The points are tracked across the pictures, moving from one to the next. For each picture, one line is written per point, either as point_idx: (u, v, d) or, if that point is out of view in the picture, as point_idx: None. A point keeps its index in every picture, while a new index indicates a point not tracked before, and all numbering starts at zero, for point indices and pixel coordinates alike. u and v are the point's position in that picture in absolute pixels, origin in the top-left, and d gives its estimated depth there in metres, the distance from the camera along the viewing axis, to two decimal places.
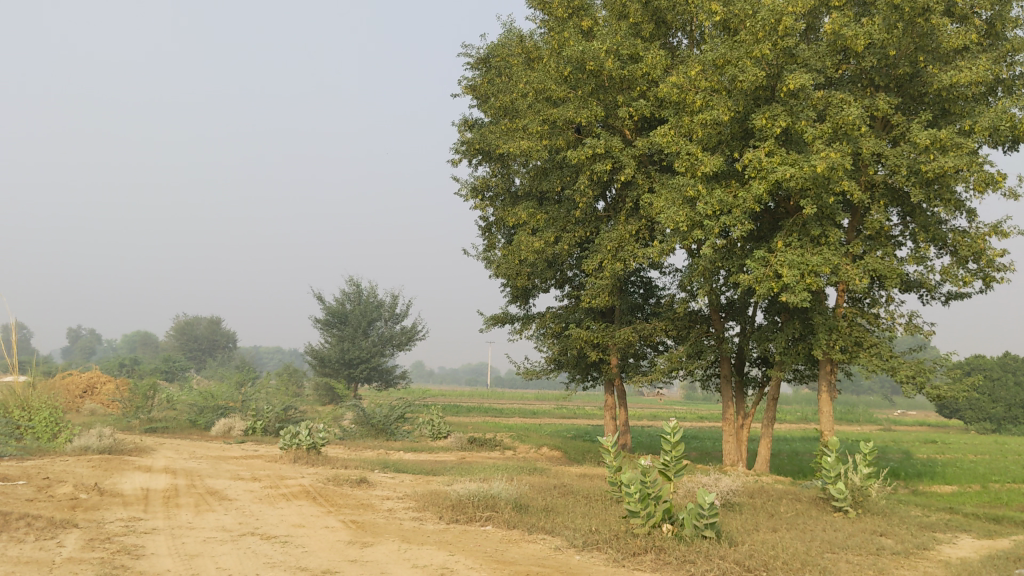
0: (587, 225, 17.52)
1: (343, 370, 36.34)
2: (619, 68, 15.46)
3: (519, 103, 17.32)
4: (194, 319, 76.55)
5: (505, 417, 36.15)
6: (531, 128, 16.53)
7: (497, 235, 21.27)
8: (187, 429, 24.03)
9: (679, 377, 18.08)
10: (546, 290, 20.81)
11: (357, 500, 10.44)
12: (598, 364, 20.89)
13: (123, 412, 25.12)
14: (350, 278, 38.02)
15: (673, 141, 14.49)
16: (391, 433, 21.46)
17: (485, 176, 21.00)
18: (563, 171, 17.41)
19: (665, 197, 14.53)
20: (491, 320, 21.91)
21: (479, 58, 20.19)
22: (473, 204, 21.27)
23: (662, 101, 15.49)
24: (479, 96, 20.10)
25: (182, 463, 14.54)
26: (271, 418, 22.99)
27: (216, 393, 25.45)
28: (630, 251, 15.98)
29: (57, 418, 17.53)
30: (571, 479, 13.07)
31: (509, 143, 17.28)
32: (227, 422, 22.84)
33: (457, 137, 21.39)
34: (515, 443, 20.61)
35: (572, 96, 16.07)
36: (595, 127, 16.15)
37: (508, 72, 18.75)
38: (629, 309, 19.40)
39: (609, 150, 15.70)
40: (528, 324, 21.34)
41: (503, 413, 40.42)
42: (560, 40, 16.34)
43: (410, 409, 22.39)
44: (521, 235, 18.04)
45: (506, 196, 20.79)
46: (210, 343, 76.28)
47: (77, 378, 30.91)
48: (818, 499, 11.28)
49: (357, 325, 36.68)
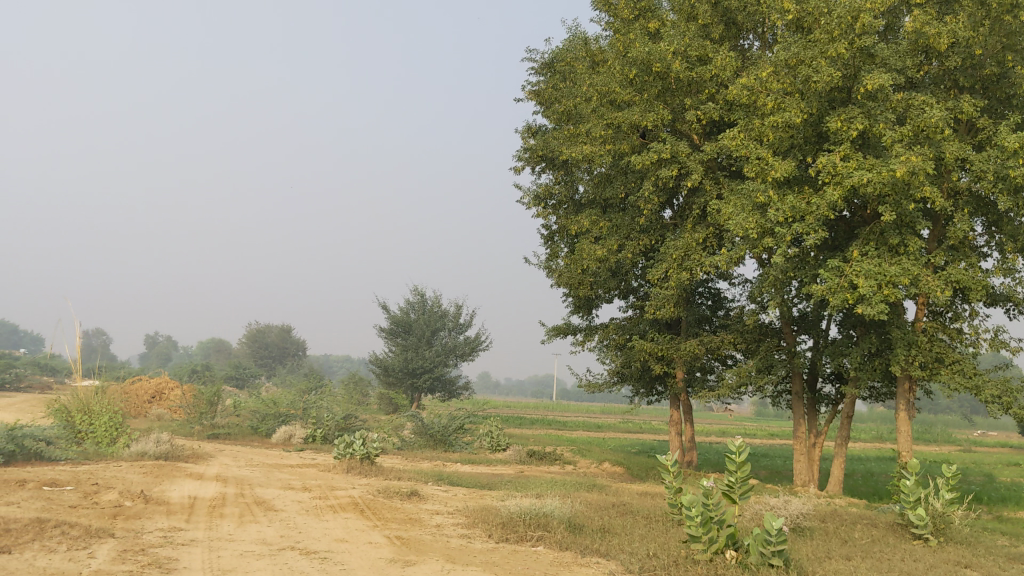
0: (652, 233, 16.94)
1: (406, 379, 36.16)
2: (687, 71, 14.92)
3: (582, 108, 16.85)
4: (265, 326, 77.52)
5: (569, 430, 35.59)
6: (595, 132, 16.04)
7: (560, 244, 20.80)
8: (248, 436, 23.98)
9: (748, 393, 17.37)
10: (610, 301, 20.26)
11: (406, 515, 10.06)
12: (663, 377, 20.26)
13: (187, 417, 25.25)
14: (414, 287, 37.87)
15: (743, 145, 13.86)
16: (450, 444, 21.09)
17: (549, 183, 20.59)
18: (628, 177, 16.88)
19: (733, 204, 13.90)
20: (553, 331, 21.44)
21: (543, 62, 19.79)
22: (536, 212, 20.86)
23: (732, 104, 14.87)
24: (543, 102, 19.68)
25: (236, 470, 14.33)
26: (331, 427, 22.84)
27: (279, 400, 25.41)
28: (696, 259, 15.37)
29: (117, 422, 17.42)
30: (631, 498, 12.50)
31: (573, 148, 16.82)
32: (287, 429, 22.77)
33: (521, 144, 21.00)
34: (576, 457, 20.05)
35: (638, 99, 15.54)
36: (661, 132, 15.59)
37: (572, 77, 18.30)
38: (696, 321, 18.75)
39: (675, 155, 15.12)
40: (591, 335, 20.81)
41: (568, 426, 39.83)
42: (625, 42, 15.84)
43: (470, 420, 22.01)
44: (584, 243, 17.55)
45: (569, 204, 20.32)
46: (280, 351, 77.17)
47: (145, 383, 31.27)
48: (895, 526, 10.54)
49: (421, 335, 36.48)
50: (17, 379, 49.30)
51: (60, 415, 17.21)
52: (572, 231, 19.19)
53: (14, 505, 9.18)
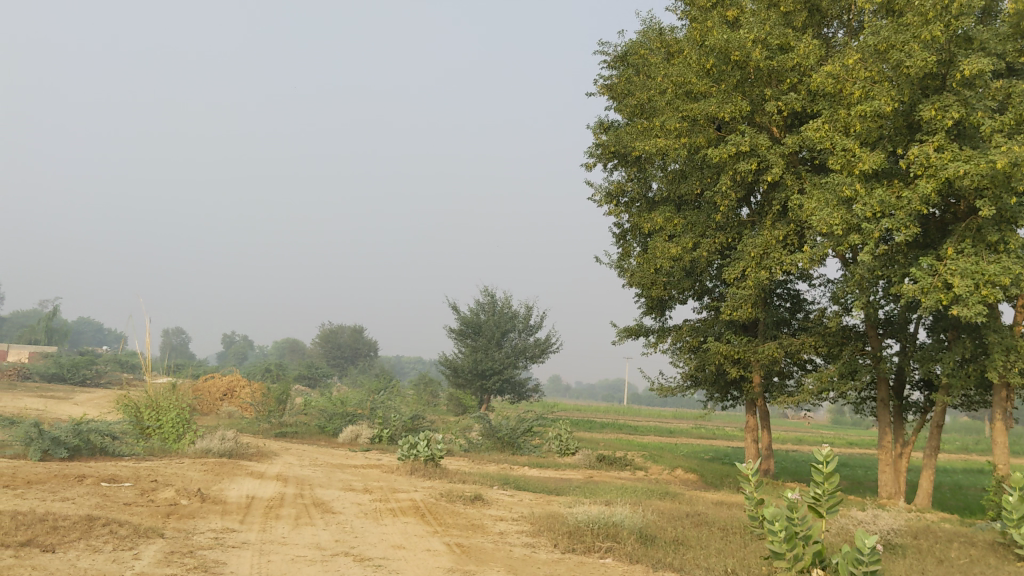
0: (729, 231, 16.21)
1: (476, 380, 35.86)
2: (767, 60, 14.20)
3: (657, 100, 16.23)
4: (338, 327, 78.23)
5: (641, 435, 34.85)
6: (669, 125, 15.41)
7: (632, 243, 20.19)
8: (316, 435, 23.85)
9: (830, 399, 16.52)
10: (683, 302, 19.59)
11: (468, 520, 9.60)
12: (739, 382, 19.49)
13: (256, 415, 25.26)
14: (484, 288, 37.52)
15: (828, 137, 13.08)
16: (518, 447, 20.59)
17: (621, 180, 20.00)
18: (704, 172, 16.18)
19: (817, 198, 13.13)
20: (625, 333, 20.83)
21: (616, 56, 19.23)
22: (607, 210, 20.29)
23: (815, 94, 14.08)
24: (615, 96, 19.11)
25: (298, 470, 14.05)
26: (398, 427, 22.58)
27: (347, 400, 25.24)
28: (776, 257, 14.62)
29: (184, 418, 17.34)
30: (706, 508, 11.83)
31: (646, 142, 16.21)
32: (354, 429, 22.58)
33: (592, 140, 20.46)
34: (647, 463, 19.38)
35: (715, 90, 14.85)
36: (739, 124, 14.88)
37: (646, 70, 17.69)
38: (774, 324, 17.96)
39: (755, 148, 14.40)
40: (664, 337, 20.15)
41: (641, 431, 39.06)
42: (702, 30, 15.19)
43: (538, 423, 21.46)
44: (657, 241, 16.93)
45: (642, 201, 19.70)
46: (353, 352, 77.77)
47: (217, 381, 31.50)
48: (996, 545, 9.70)
49: (491, 336, 36.10)
50: (97, 376, 50.43)
51: (128, 410, 17.19)
52: (644, 230, 18.58)
53: (68, 501, 8.98)
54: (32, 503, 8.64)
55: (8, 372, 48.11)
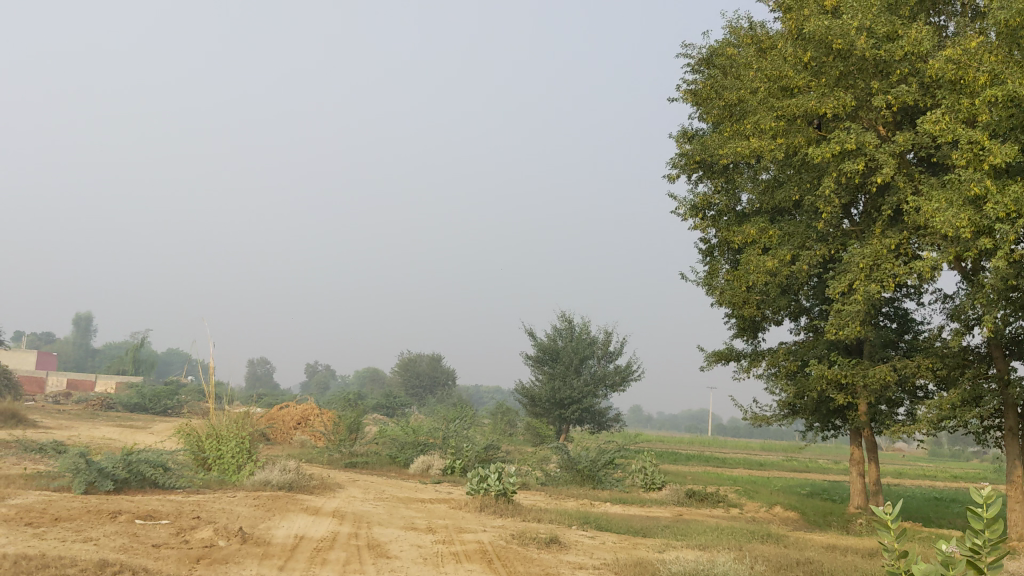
0: (832, 242, 14.64)
1: (554, 409, 34.53)
2: (874, 49, 12.68)
3: (748, 100, 14.84)
4: (416, 356, 77.62)
5: (731, 468, 33.00)
6: (762, 124, 14.01)
7: (719, 259, 18.75)
8: (387, 466, 22.73)
9: (950, 429, 14.74)
10: (778, 322, 18.07)
11: (542, 568, 8.29)
12: (842, 411, 17.81)
13: (327, 445, 24.31)
14: (562, 313, 36.18)
15: (949, 129, 11.51)
16: (599, 481, 19.12)
17: (706, 192, 18.63)
18: (801, 176, 14.64)
19: (938, 198, 11.52)
20: (714, 357, 19.30)
21: (700, 58, 17.91)
22: (692, 225, 18.88)
23: (932, 84, 12.50)
24: (700, 101, 17.78)
25: (358, 505, 12.88)
26: (472, 458, 21.36)
27: (419, 429, 24.08)
28: (887, 268, 13.04)
29: (245, 448, 16.36)
30: (816, 553, 10.29)
31: (737, 145, 14.79)
32: (426, 460, 21.41)
33: (675, 150, 19.13)
34: (741, 499, 17.77)
35: (815, 84, 13.40)
36: (843, 122, 13.35)
37: (733, 70, 16.31)
38: (882, 345, 16.29)
39: (861, 146, 12.88)
40: (757, 361, 18.57)
41: (729, 463, 37.11)
42: (798, 20, 13.78)
43: (621, 454, 19.96)
44: (750, 254, 15.46)
45: (731, 214, 18.26)
46: (432, 381, 76.91)
47: (291, 410, 30.74)
48: None
49: (569, 364, 34.75)
50: (179, 406, 50.52)
51: (189, 440, 16.31)
52: (735, 244, 17.13)
53: (91, 542, 7.98)
54: (47, 545, 7.64)
55: (93, 402, 48.55)
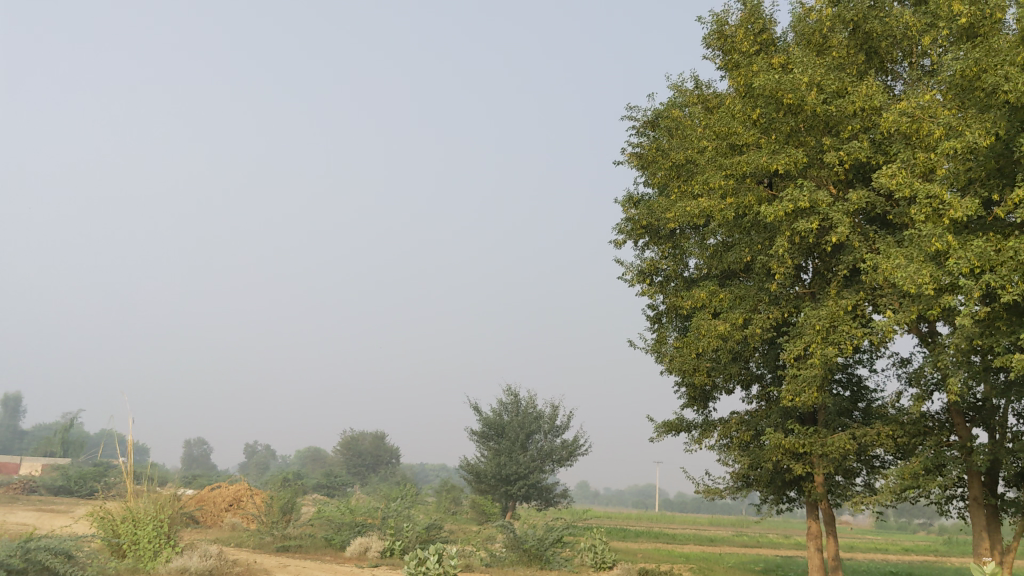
0: (784, 304, 14.09)
1: (499, 486, 33.25)
2: (825, 105, 12.33)
3: (696, 159, 14.41)
4: (359, 433, 75.66)
5: (681, 545, 32.05)
6: (711, 182, 13.54)
7: (668, 326, 18.16)
8: (321, 549, 21.36)
9: (912, 500, 14.10)
10: (728, 391, 17.47)
11: None
12: (798, 483, 17.13)
13: (259, 527, 22.85)
14: (507, 387, 35.34)
15: (906, 184, 11.10)
16: (547, 561, 18.03)
17: (653, 257, 18.13)
18: (752, 236, 14.15)
19: (898, 255, 11.06)
20: (664, 427, 18.56)
21: (645, 120, 17.56)
22: (640, 290, 18.30)
23: (885, 141, 12.16)
24: (646, 164, 17.37)
25: None
26: (412, 538, 20.14)
27: (356, 509, 22.77)
28: (845, 330, 12.51)
29: (163, 533, 15.02)
30: None
31: (686, 205, 14.29)
32: (363, 542, 20.16)
33: (621, 215, 18.64)
34: None
35: (765, 141, 12.99)
36: (795, 181, 12.91)
37: (680, 130, 15.96)
38: (837, 413, 15.73)
39: (815, 205, 12.43)
40: (709, 431, 17.87)
41: (680, 540, 36.14)
42: (746, 76, 13.47)
43: (569, 532, 18.95)
44: (701, 319, 14.86)
45: (679, 280, 17.73)
46: (375, 459, 74.88)
47: (222, 491, 29.15)
48: None
49: (515, 439, 33.76)
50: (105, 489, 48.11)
51: (103, 524, 14.95)
52: (685, 310, 16.57)
53: None
54: None
55: (14, 485, 46.07)
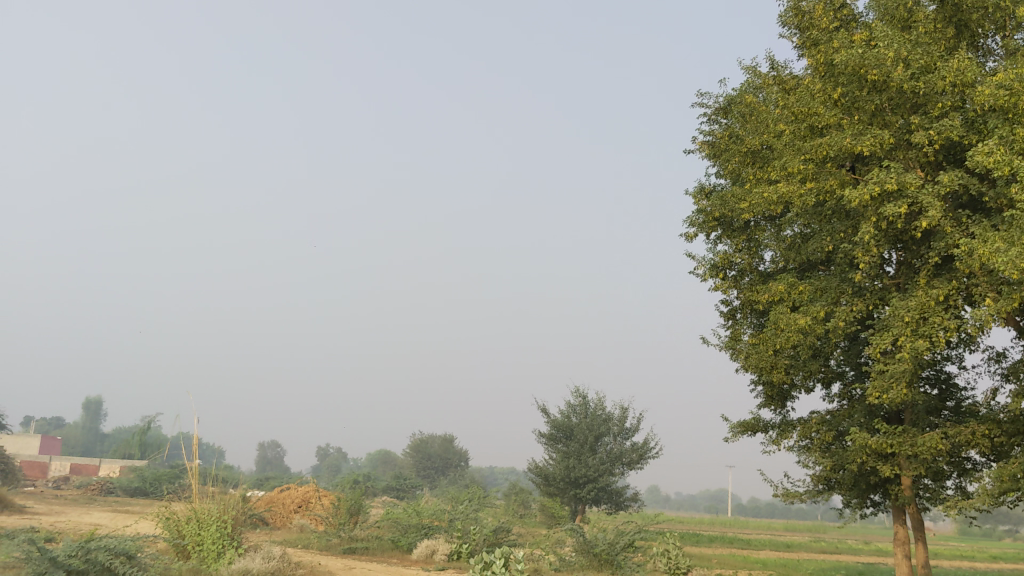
0: (869, 296, 13.30)
1: (569, 490, 32.71)
2: (912, 80, 11.55)
3: (773, 143, 13.71)
4: (429, 436, 75.69)
5: (757, 551, 31.02)
6: (789, 167, 12.85)
7: (743, 323, 17.43)
8: (388, 551, 21.01)
9: (1010, 504, 13.15)
10: (808, 390, 16.68)
11: None
12: (884, 486, 16.23)
13: (326, 528, 22.64)
14: (576, 389, 34.77)
15: (1004, 161, 10.27)
16: (619, 566, 17.43)
17: (727, 251, 17.42)
18: (835, 223, 13.38)
19: (997, 237, 10.22)
20: (740, 428, 17.80)
21: (717, 108, 16.88)
22: (713, 285, 17.60)
23: (980, 117, 11.32)
24: (718, 153, 16.68)
25: None
26: (479, 542, 19.70)
27: (423, 511, 22.37)
28: (936, 321, 11.70)
29: (228, 534, 14.79)
30: None
31: (763, 192, 13.61)
32: (430, 544, 19.78)
33: (693, 207, 17.97)
34: None
35: (848, 122, 12.26)
36: (880, 164, 12.13)
37: (753, 116, 15.26)
38: (926, 411, 14.83)
39: (903, 187, 11.65)
40: (788, 432, 17.06)
41: (756, 546, 35.07)
42: (826, 53, 12.75)
43: (641, 536, 18.30)
44: (780, 312, 14.13)
45: (754, 274, 17.00)
46: (444, 462, 74.78)
47: (291, 493, 29.09)
48: None
49: (583, 441, 33.17)
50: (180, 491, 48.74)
51: (168, 525, 14.83)
52: (761, 305, 15.85)
53: None
54: None
55: (93, 486, 46.92)
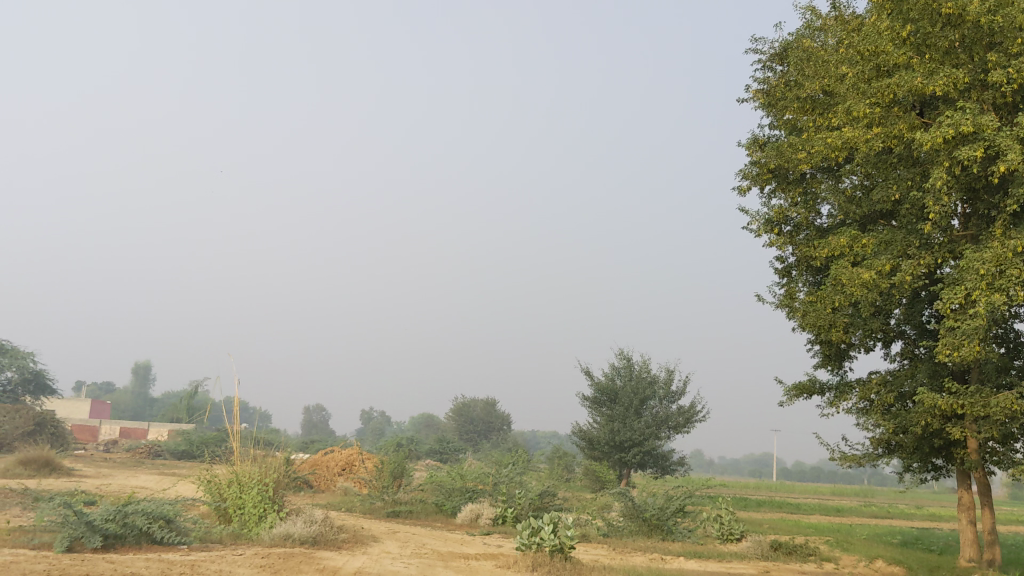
0: (938, 249, 12.51)
1: (614, 453, 32.27)
2: (990, 14, 10.69)
3: (835, 87, 12.89)
4: (472, 400, 75.64)
5: (808, 515, 30.31)
6: (854, 111, 12.07)
7: (798, 281, 16.68)
8: (432, 515, 20.71)
9: None
10: (867, 349, 15.93)
11: None
12: (948, 450, 15.48)
13: (370, 491, 22.39)
14: (621, 351, 34.17)
15: None
16: (669, 531, 16.97)
17: (782, 205, 16.64)
18: (902, 171, 12.58)
19: None
20: (794, 390, 17.12)
21: (773, 54, 16.04)
22: (767, 241, 16.85)
23: None
24: (773, 101, 15.87)
25: (387, 565, 11.18)
26: (525, 506, 19.29)
27: (467, 473, 21.98)
28: (1013, 274, 10.91)
29: (271, 498, 14.43)
30: None
31: (825, 139, 12.83)
32: (475, 508, 19.42)
33: (747, 160, 17.18)
34: (836, 552, 15.50)
35: (918, 61, 11.44)
36: (953, 105, 11.31)
37: (812, 60, 14.42)
38: (996, 371, 14.03)
39: (979, 130, 10.83)
40: (845, 394, 16.36)
41: (805, 510, 34.33)
42: None
43: (692, 501, 17.78)
44: (841, 267, 13.40)
45: (811, 229, 16.22)
46: (487, 426, 74.72)
47: (337, 456, 28.96)
48: None
49: (628, 405, 32.60)
50: None
51: (210, 488, 14.58)
52: (819, 261, 15.10)
53: None
54: None
55: (141, 450, 47.41)
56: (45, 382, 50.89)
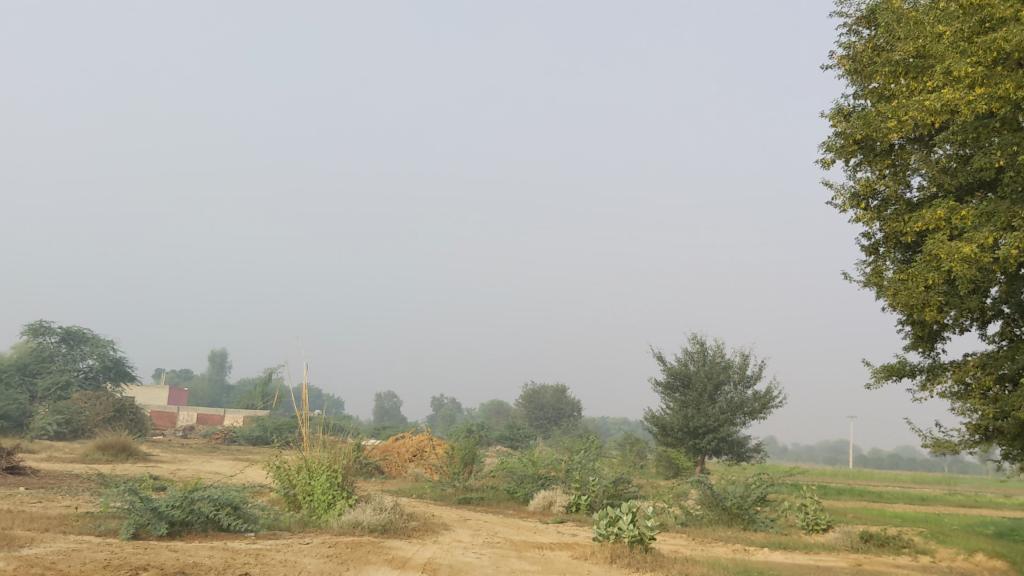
0: None
1: (687, 439, 31.50)
2: None
3: (931, 48, 12.03)
4: (542, 387, 75.20)
5: (892, 504, 29.13)
6: (954, 72, 11.22)
7: (887, 258, 15.75)
8: (504, 502, 20.32)
9: None
10: (963, 330, 14.96)
11: None
12: None
13: (441, 477, 22.12)
14: (694, 335, 33.34)
15: None
16: (750, 521, 16.23)
17: (869, 179, 15.73)
18: (1006, 135, 11.66)
19: None
20: (883, 373, 16.22)
21: (859, 17, 15.15)
22: (854, 217, 15.96)
23: None
24: (860, 67, 14.98)
25: (460, 555, 10.75)
26: (599, 493, 18.71)
27: (539, 460, 21.48)
28: None
29: (340, 484, 14.09)
30: None
31: (920, 103, 11.98)
32: (548, 495, 18.96)
33: (831, 131, 16.30)
34: (931, 544, 14.60)
35: None
36: None
37: (903, 20, 13.52)
38: None
39: None
40: (938, 377, 15.41)
41: (889, 499, 33.07)
42: None
43: (774, 489, 16.98)
44: (938, 241, 12.52)
45: (901, 203, 15.30)
46: (557, 413, 74.23)
47: (409, 442, 28.93)
48: None
49: (702, 390, 31.80)
50: None
51: (279, 474, 14.35)
52: (911, 236, 14.20)
53: None
54: None
55: (217, 436, 48.02)
56: (125, 368, 51.85)
